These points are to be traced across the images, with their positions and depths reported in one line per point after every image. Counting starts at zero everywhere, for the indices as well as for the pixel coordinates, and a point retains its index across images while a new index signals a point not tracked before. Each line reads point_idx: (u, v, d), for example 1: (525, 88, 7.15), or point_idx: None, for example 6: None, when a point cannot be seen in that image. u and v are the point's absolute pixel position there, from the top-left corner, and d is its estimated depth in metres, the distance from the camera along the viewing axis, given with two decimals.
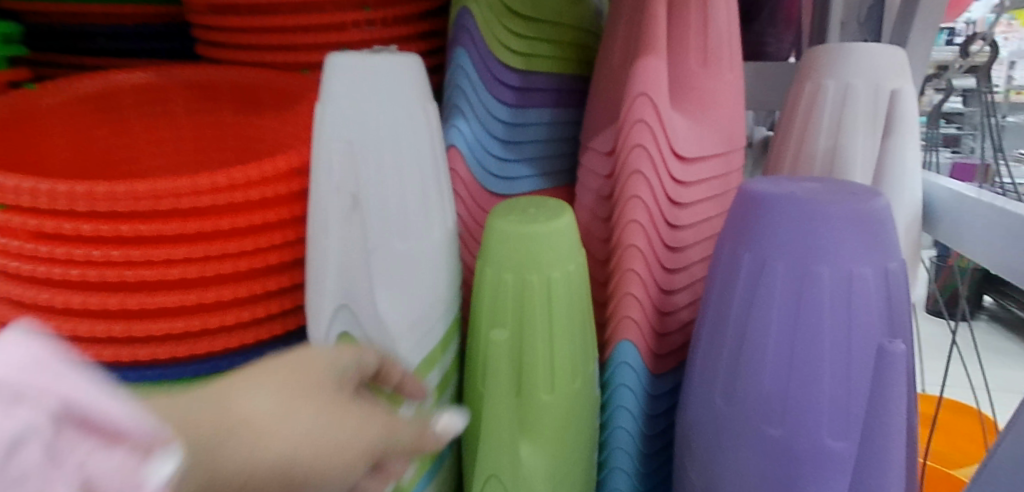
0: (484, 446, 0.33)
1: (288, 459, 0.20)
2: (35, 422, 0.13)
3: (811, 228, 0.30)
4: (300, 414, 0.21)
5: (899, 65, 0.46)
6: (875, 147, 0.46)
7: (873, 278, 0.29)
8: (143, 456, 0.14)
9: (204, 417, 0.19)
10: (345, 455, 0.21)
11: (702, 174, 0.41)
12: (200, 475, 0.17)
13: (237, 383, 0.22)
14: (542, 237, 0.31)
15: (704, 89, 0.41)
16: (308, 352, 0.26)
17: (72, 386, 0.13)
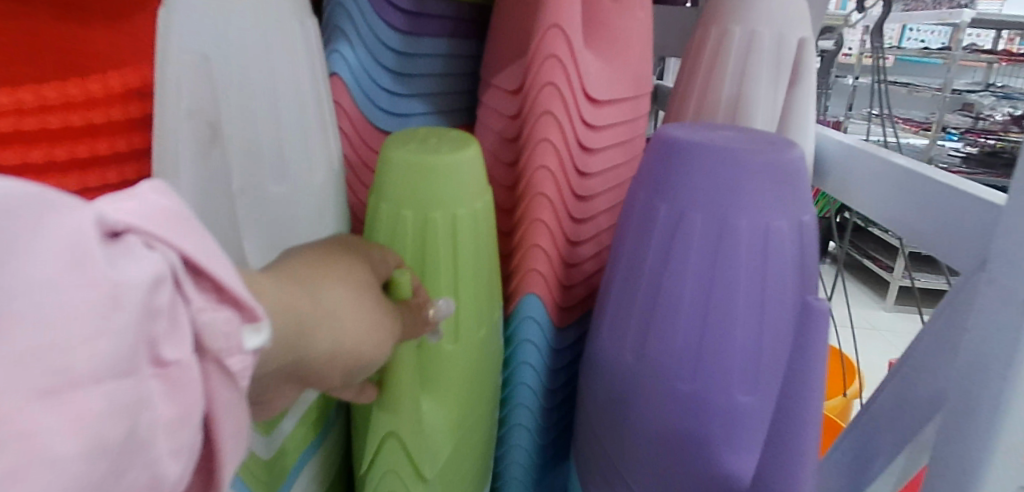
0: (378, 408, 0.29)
1: (341, 346, 0.22)
2: (168, 271, 0.15)
3: (729, 175, 0.28)
4: (357, 297, 0.23)
5: (802, 15, 0.45)
6: (777, 98, 0.46)
7: (789, 229, 0.28)
8: (242, 321, 0.17)
9: (306, 308, 0.20)
10: (376, 349, 0.23)
11: (612, 119, 0.39)
12: (271, 351, 0.19)
13: (329, 260, 0.24)
14: (446, 168, 0.27)
15: (617, 27, 0.39)
16: (366, 243, 0.26)
17: (193, 242, 0.16)
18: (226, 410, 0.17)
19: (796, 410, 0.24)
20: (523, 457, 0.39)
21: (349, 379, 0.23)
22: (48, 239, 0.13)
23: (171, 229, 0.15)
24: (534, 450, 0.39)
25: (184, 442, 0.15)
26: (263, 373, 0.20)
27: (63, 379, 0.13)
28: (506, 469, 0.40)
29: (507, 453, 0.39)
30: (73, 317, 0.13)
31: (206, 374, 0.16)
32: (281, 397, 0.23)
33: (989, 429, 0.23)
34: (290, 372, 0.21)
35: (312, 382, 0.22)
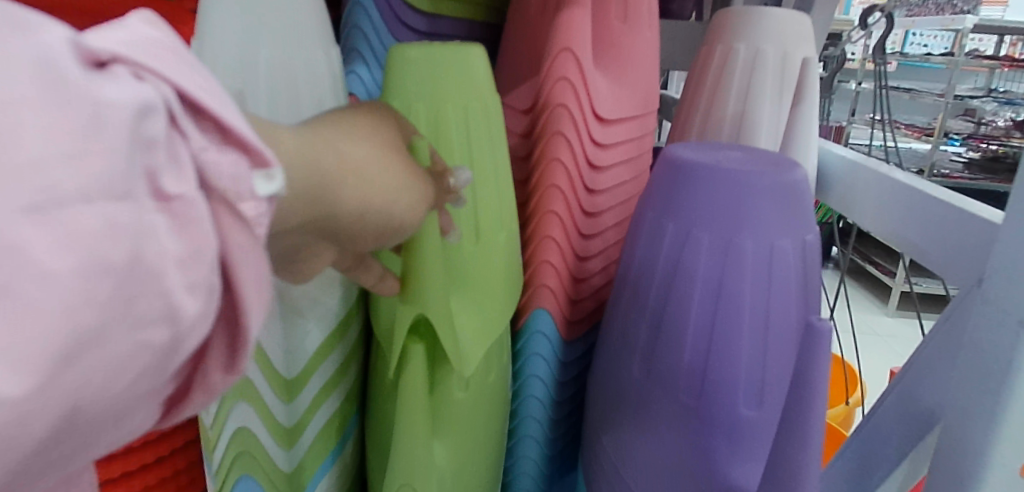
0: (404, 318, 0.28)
1: (370, 205, 0.20)
2: (162, 102, 0.13)
3: (734, 197, 0.29)
4: (383, 155, 0.21)
5: (806, 35, 0.47)
6: (781, 114, 0.47)
7: (792, 248, 0.29)
8: (252, 168, 0.15)
9: (332, 163, 0.19)
10: (405, 213, 0.21)
11: (620, 137, 0.40)
12: (293, 200, 0.18)
13: (348, 118, 0.22)
14: (449, 70, 0.29)
15: (625, 48, 0.40)
16: (390, 110, 0.24)
17: (189, 78, 0.14)
18: (250, 259, 0.16)
19: (801, 423, 0.24)
20: (531, 467, 0.40)
21: (377, 244, 0.22)
22: (16, 53, 0.12)
23: (165, 61, 0.14)
24: (541, 459, 0.40)
25: (199, 279, 0.14)
26: (283, 230, 0.19)
27: (48, 196, 0.11)
28: (515, 480, 0.40)
29: (516, 463, 0.40)
30: (57, 139, 0.12)
31: (218, 219, 0.14)
32: (311, 262, 0.22)
33: (986, 443, 0.24)
34: (313, 229, 0.20)
35: (341, 240, 0.21)
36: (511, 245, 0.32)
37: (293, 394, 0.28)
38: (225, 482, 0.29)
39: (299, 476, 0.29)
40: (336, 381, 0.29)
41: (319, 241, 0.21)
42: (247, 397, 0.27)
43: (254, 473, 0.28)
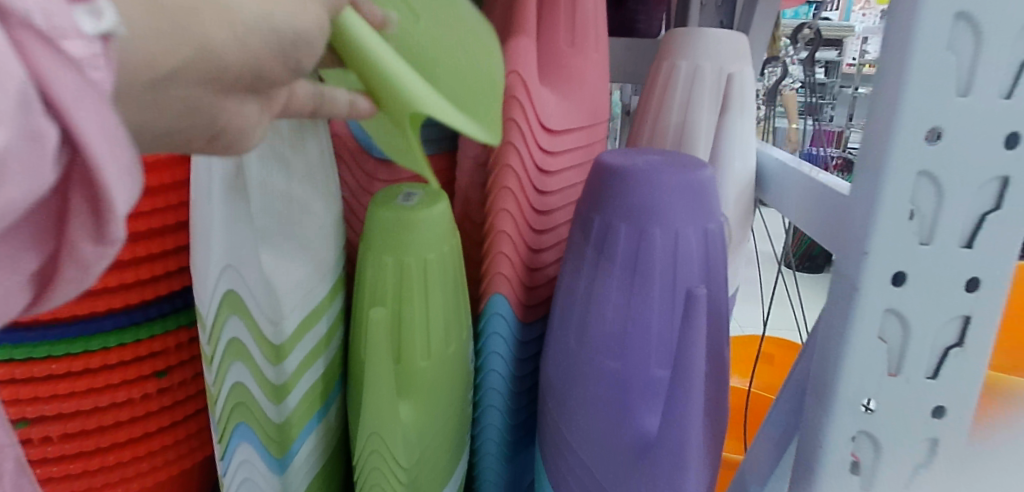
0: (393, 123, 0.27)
1: (247, 34, 0.19)
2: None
3: (648, 192, 0.35)
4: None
5: (739, 52, 0.52)
6: (719, 122, 0.52)
7: (695, 235, 0.35)
8: (71, 1, 0.15)
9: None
10: (297, 10, 0.20)
11: (568, 145, 0.46)
12: (146, 41, 0.17)
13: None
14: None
15: (569, 68, 0.46)
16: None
17: None
18: (85, 87, 0.16)
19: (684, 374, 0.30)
20: (495, 433, 0.46)
21: (296, 71, 0.21)
22: None
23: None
24: (504, 427, 0.46)
25: (4, 114, 0.14)
26: (157, 84, 0.18)
27: None
28: (483, 445, 0.47)
29: (482, 430, 0.46)
30: None
31: (28, 48, 0.15)
32: (230, 128, 0.21)
33: (833, 387, 0.29)
34: (200, 78, 0.19)
35: (245, 84, 0.20)
36: (458, 242, 0.38)
37: (281, 358, 0.33)
38: (226, 429, 0.35)
39: (288, 428, 0.35)
40: (320, 350, 0.35)
41: (226, 103, 0.20)
42: (244, 358, 0.33)
43: (249, 421, 0.34)
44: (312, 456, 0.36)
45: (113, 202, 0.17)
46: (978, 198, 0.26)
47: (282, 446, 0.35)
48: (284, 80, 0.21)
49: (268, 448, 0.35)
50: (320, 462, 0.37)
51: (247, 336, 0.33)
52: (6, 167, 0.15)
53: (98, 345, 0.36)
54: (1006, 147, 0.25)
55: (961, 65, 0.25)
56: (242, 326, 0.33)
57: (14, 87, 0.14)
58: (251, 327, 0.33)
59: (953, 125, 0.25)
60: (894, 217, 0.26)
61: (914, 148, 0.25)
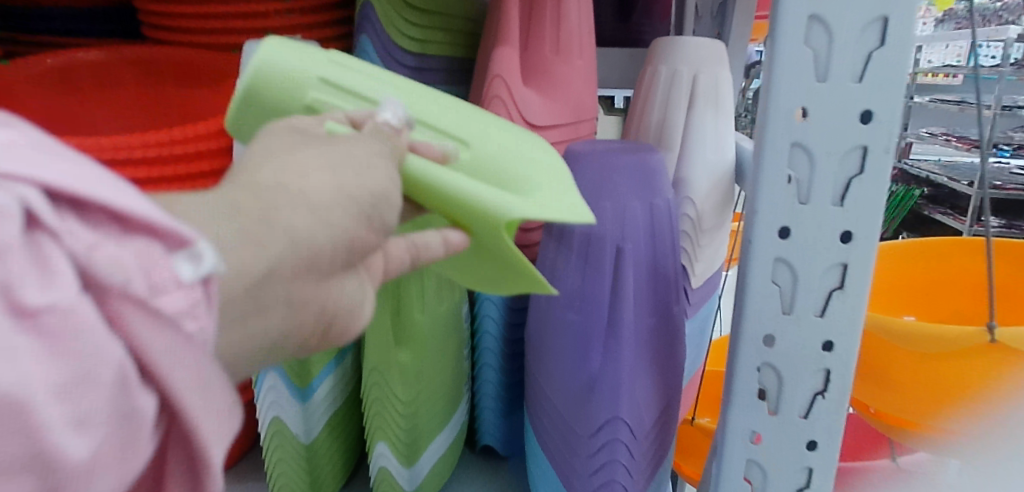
0: (500, 253, 0.29)
1: (325, 215, 0.20)
2: (18, 203, 0.13)
3: (600, 169, 0.42)
4: (300, 153, 0.22)
5: (717, 58, 0.58)
6: (696, 118, 0.58)
7: (641, 208, 0.41)
8: (171, 249, 0.15)
9: (247, 200, 0.19)
10: (368, 177, 0.22)
11: (552, 139, 0.53)
12: (243, 253, 0.18)
13: (254, 149, 0.23)
14: (252, 87, 0.32)
15: (553, 73, 0.54)
16: (285, 124, 0.26)
17: (48, 166, 0.14)
18: (173, 350, 0.15)
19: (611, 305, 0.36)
20: (491, 389, 0.53)
21: (381, 228, 0.23)
22: None
23: (25, 154, 0.14)
24: (498, 384, 0.53)
25: (94, 416, 0.14)
26: (258, 292, 0.19)
27: None
28: (481, 400, 0.54)
29: (480, 386, 0.54)
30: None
31: (124, 322, 0.15)
32: (335, 312, 0.22)
33: (741, 324, 0.35)
34: (297, 271, 0.20)
35: (342, 262, 0.22)
36: None
37: None
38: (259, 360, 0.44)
39: (308, 364, 0.43)
40: None
41: (326, 288, 0.21)
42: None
43: None
44: (328, 392, 0.45)
45: (209, 458, 0.16)
46: (844, 166, 0.32)
47: (304, 379, 0.43)
48: (372, 241, 0.23)
49: (291, 379, 0.43)
50: (336, 400, 0.46)
51: None
52: (97, 470, 0.14)
53: None
54: (862, 123, 0.31)
55: (819, 56, 0.31)
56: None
57: (107, 376, 0.14)
58: None
59: (816, 105, 0.31)
60: (777, 181, 0.32)
61: (786, 125, 0.32)
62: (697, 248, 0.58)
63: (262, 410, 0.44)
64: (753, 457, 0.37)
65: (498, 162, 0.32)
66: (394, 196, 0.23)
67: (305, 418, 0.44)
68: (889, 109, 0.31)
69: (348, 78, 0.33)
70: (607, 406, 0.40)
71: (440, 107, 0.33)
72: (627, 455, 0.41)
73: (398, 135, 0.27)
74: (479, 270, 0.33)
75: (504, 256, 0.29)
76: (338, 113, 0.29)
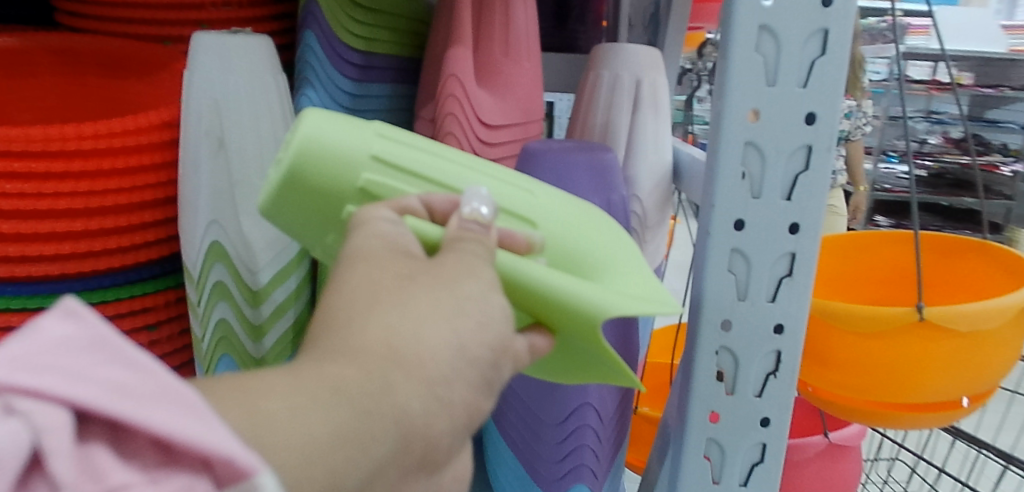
0: (591, 344, 0.26)
1: (433, 391, 0.19)
2: (30, 437, 0.12)
3: (557, 166, 0.44)
4: (403, 299, 0.20)
5: (655, 64, 0.61)
6: (638, 120, 0.60)
7: (599, 203, 0.43)
8: (220, 484, 0.13)
9: (358, 380, 0.18)
10: (481, 333, 0.21)
11: (503, 138, 0.54)
12: (344, 458, 0.16)
13: (348, 282, 0.21)
14: (294, 167, 0.27)
15: (503, 74, 0.55)
16: (374, 224, 0.24)
17: (87, 387, 0.13)
18: None
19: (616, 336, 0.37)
20: None
21: (494, 389, 0.21)
22: None
23: (71, 367, 0.13)
24: None
25: None
26: None
27: None
28: None
29: None
30: None
31: None
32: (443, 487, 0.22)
33: (701, 311, 0.37)
34: (407, 461, 0.18)
35: (460, 440, 0.20)
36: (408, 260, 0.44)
37: (258, 302, 0.38)
38: (210, 362, 0.39)
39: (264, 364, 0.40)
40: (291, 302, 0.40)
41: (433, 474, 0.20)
42: (228, 298, 0.38)
43: (232, 353, 0.39)
44: None
45: None
46: (791, 162, 0.34)
47: None
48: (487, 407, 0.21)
49: None
50: None
51: (229, 281, 0.38)
52: None
53: (95, 299, 0.40)
54: (806, 124, 0.34)
55: (768, 62, 0.33)
56: (226, 272, 0.38)
57: None
58: (232, 274, 0.38)
59: (766, 107, 0.34)
60: (732, 177, 0.35)
61: (739, 125, 0.34)
62: (642, 243, 0.60)
63: None
64: (713, 436, 0.39)
65: (573, 245, 0.29)
66: (507, 339, 0.22)
67: None
68: (830, 112, 0.33)
69: (406, 155, 0.28)
70: (573, 392, 0.41)
71: (503, 183, 0.30)
72: (594, 438, 0.42)
73: (487, 232, 0.24)
74: (549, 362, 0.29)
75: (596, 348, 0.26)
76: (412, 196, 0.26)
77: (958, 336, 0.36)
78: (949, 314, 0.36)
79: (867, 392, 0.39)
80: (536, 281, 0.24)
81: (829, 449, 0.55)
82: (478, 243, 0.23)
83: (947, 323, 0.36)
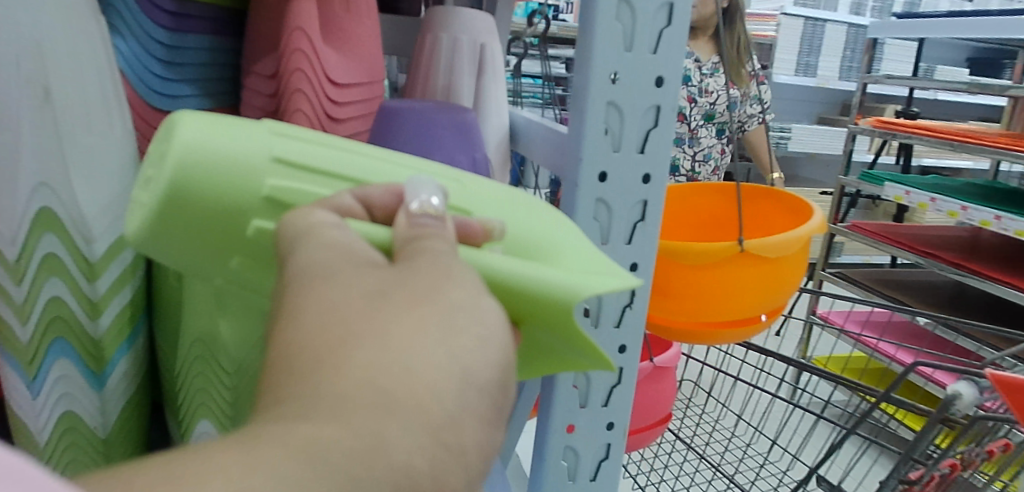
0: (552, 326, 0.26)
1: (432, 432, 0.16)
2: None
3: (422, 125, 0.44)
4: (382, 321, 0.17)
5: (490, 29, 0.62)
6: (477, 85, 0.62)
7: (465, 161, 0.44)
8: None
9: (347, 439, 0.15)
10: (480, 352, 0.18)
11: (350, 98, 0.52)
12: None
13: (310, 305, 0.18)
14: (180, 182, 0.24)
15: (348, 32, 0.52)
16: (320, 231, 0.21)
17: None
18: None
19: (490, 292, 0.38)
20: None
21: (501, 410, 0.19)
22: None
23: None
24: None
25: None
26: None
27: None
28: None
29: None
30: None
31: None
32: None
33: None
34: None
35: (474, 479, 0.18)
36: None
37: (96, 277, 0.33)
38: (37, 353, 0.31)
39: (104, 346, 0.34)
40: (123, 279, 0.36)
41: None
42: (62, 273, 0.32)
43: (68, 337, 0.32)
44: (123, 378, 0.36)
45: None
46: (643, 120, 0.39)
47: (101, 362, 0.34)
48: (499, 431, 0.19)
49: (86, 364, 0.34)
50: (128, 385, 0.37)
51: (65, 253, 0.32)
52: None
53: None
54: (656, 86, 0.38)
55: (626, 29, 0.37)
56: (60, 243, 0.31)
57: None
58: (69, 243, 0.31)
59: (624, 70, 0.37)
60: (597, 133, 0.38)
61: (603, 86, 0.37)
62: None
63: (36, 416, 0.32)
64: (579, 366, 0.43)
65: (527, 235, 0.29)
66: (507, 352, 0.19)
67: (103, 407, 0.35)
68: (674, 76, 0.39)
69: (308, 152, 0.27)
70: None
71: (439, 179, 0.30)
72: None
73: (442, 228, 0.22)
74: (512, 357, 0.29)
75: (557, 329, 0.26)
76: (345, 193, 0.24)
77: (768, 262, 0.45)
78: (763, 244, 0.44)
79: (700, 315, 0.46)
80: (490, 267, 0.24)
81: (655, 371, 0.63)
82: (438, 239, 0.21)
83: (760, 251, 0.44)
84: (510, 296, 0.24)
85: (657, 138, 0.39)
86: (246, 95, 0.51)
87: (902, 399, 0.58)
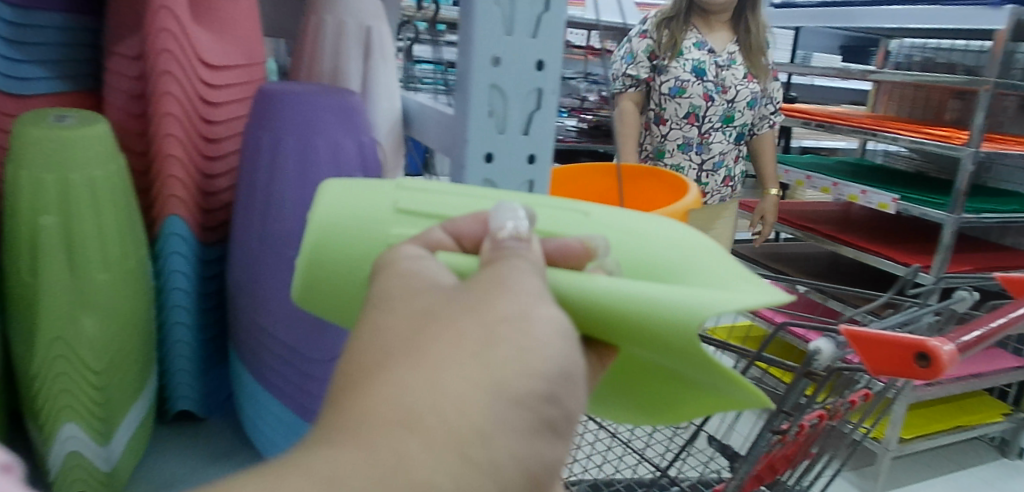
0: (667, 354, 0.24)
1: (463, 449, 0.16)
2: None
3: (303, 107, 0.42)
4: (428, 345, 0.18)
5: (377, 12, 0.61)
6: (367, 68, 0.61)
7: (348, 144, 0.43)
8: None
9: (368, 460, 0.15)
10: (522, 364, 0.18)
11: (229, 81, 0.49)
12: None
13: (374, 335, 0.20)
14: (321, 241, 0.27)
15: (224, 13, 0.49)
16: (398, 263, 0.23)
17: None
18: None
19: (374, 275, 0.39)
20: (185, 363, 0.47)
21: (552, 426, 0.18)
22: None
23: None
24: (195, 345, 0.47)
25: None
26: None
27: None
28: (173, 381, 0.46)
29: (172, 361, 0.46)
30: None
31: None
32: None
33: None
34: None
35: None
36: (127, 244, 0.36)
37: None
38: None
39: None
40: None
41: None
42: None
43: None
44: None
45: None
46: (527, 102, 0.40)
47: None
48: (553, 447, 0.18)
49: None
50: None
51: None
52: None
53: None
54: (536, 70, 0.40)
55: (505, 13, 0.38)
56: None
57: None
58: None
59: (505, 54, 0.38)
60: (480, 115, 0.39)
61: (484, 69, 0.38)
62: None
63: None
64: None
65: (649, 257, 0.27)
66: (563, 365, 0.19)
67: None
68: (554, 60, 0.40)
69: (429, 201, 0.29)
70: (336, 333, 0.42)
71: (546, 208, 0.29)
72: None
73: (528, 251, 0.22)
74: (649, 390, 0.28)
75: (673, 356, 0.24)
76: (436, 228, 0.25)
77: None
78: None
79: None
80: (609, 293, 0.23)
81: None
82: (523, 260, 0.22)
83: None
84: (618, 325, 0.23)
85: (539, 120, 0.40)
86: (111, 78, 0.47)
87: (772, 357, 0.64)
